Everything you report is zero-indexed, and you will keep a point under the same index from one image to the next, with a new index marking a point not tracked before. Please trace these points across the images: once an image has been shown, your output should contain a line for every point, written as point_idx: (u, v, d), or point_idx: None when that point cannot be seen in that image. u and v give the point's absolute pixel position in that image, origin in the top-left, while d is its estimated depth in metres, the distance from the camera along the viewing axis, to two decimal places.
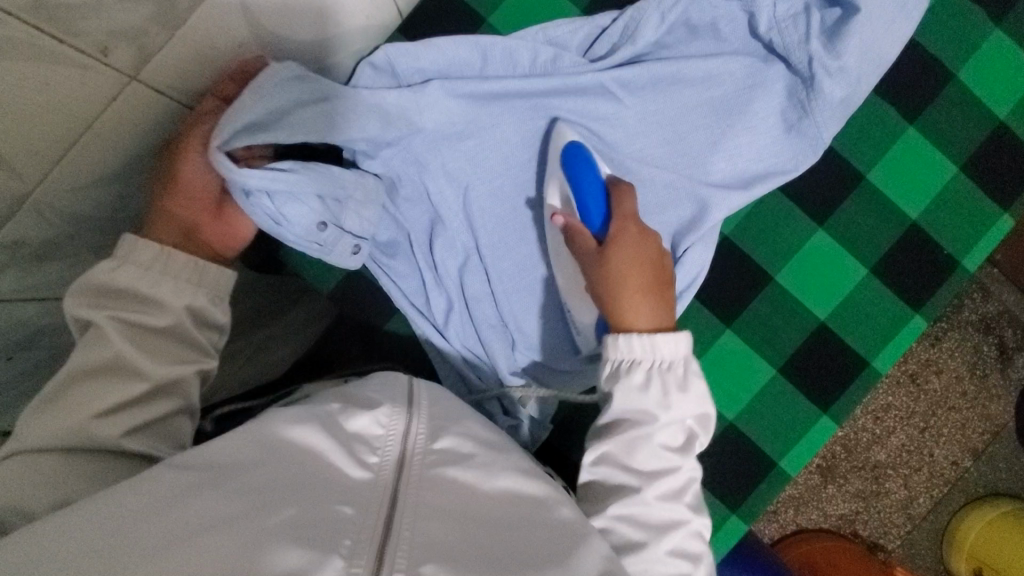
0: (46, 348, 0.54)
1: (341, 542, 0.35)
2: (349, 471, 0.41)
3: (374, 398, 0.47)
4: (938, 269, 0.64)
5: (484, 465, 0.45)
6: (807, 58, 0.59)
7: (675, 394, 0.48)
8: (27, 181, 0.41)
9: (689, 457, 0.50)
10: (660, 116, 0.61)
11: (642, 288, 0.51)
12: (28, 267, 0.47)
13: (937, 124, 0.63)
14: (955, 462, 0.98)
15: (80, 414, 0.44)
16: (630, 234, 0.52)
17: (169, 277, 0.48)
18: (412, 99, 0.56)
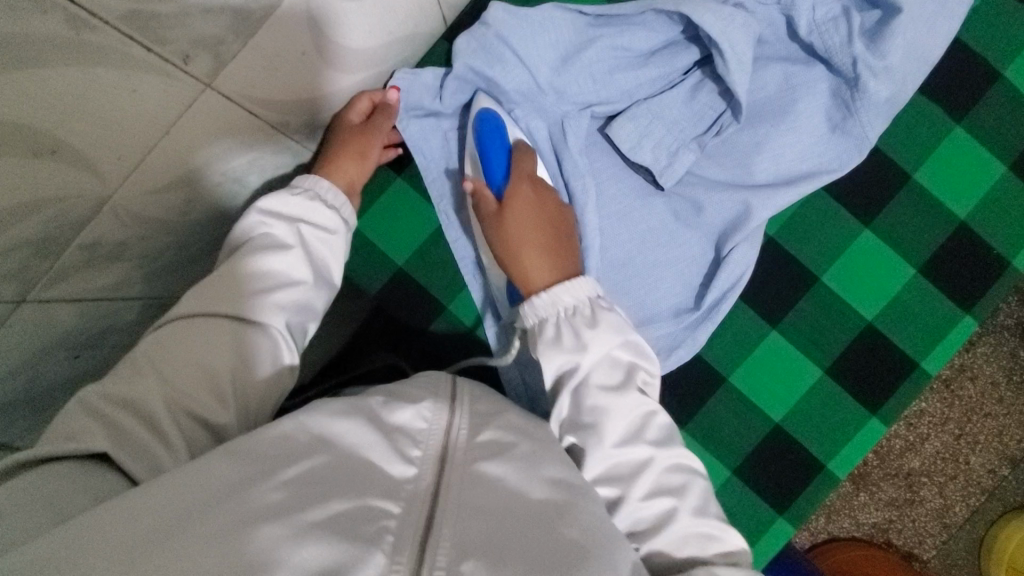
0: (107, 348, 0.58)
1: (384, 537, 0.36)
2: (393, 465, 0.41)
3: (416, 393, 0.48)
4: (988, 269, 0.63)
5: (526, 457, 0.45)
6: (851, 59, 0.59)
7: (586, 333, 0.50)
8: (108, 182, 0.42)
9: (629, 392, 0.49)
10: (699, 121, 0.62)
11: (539, 248, 0.55)
12: (99, 268, 0.49)
13: (981, 124, 0.63)
14: (992, 470, 0.96)
15: (196, 371, 0.46)
16: (524, 193, 0.56)
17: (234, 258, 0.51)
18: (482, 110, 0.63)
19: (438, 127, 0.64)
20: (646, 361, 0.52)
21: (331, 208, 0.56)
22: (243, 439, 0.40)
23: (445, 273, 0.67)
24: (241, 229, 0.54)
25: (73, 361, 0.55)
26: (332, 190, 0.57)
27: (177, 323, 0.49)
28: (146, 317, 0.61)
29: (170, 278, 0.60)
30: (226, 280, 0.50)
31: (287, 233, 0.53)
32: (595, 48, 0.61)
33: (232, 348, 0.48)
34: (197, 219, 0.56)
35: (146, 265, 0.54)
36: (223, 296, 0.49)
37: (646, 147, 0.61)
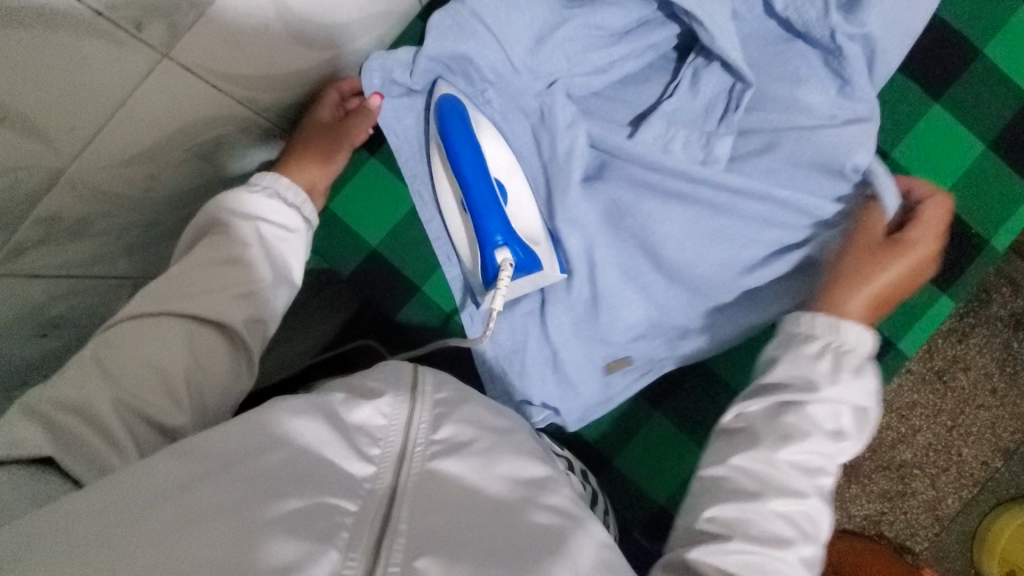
0: (77, 329, 0.58)
1: (338, 533, 0.36)
2: (350, 464, 0.40)
3: (375, 388, 0.47)
4: (967, 250, 0.63)
5: (484, 452, 0.44)
6: (829, 32, 0.55)
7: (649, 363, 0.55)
8: (64, 154, 0.42)
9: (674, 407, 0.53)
10: (673, 103, 0.61)
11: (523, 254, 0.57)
12: (61, 245, 0.49)
13: (960, 103, 0.62)
14: (984, 463, 0.95)
15: (152, 373, 0.46)
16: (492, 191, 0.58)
17: (195, 256, 0.51)
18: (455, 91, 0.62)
19: (412, 107, 0.64)
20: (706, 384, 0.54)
21: (291, 207, 0.56)
22: (192, 438, 0.39)
23: (418, 253, 0.67)
24: (200, 224, 0.53)
25: (42, 341, 0.55)
26: (294, 189, 0.57)
27: (129, 323, 0.48)
28: (116, 298, 0.61)
29: (140, 258, 0.59)
30: (183, 280, 0.50)
31: (245, 230, 0.53)
32: (568, 28, 0.59)
33: (189, 347, 0.48)
34: (164, 198, 0.55)
35: (112, 244, 0.54)
36: (178, 296, 0.49)
37: (624, 127, 0.60)
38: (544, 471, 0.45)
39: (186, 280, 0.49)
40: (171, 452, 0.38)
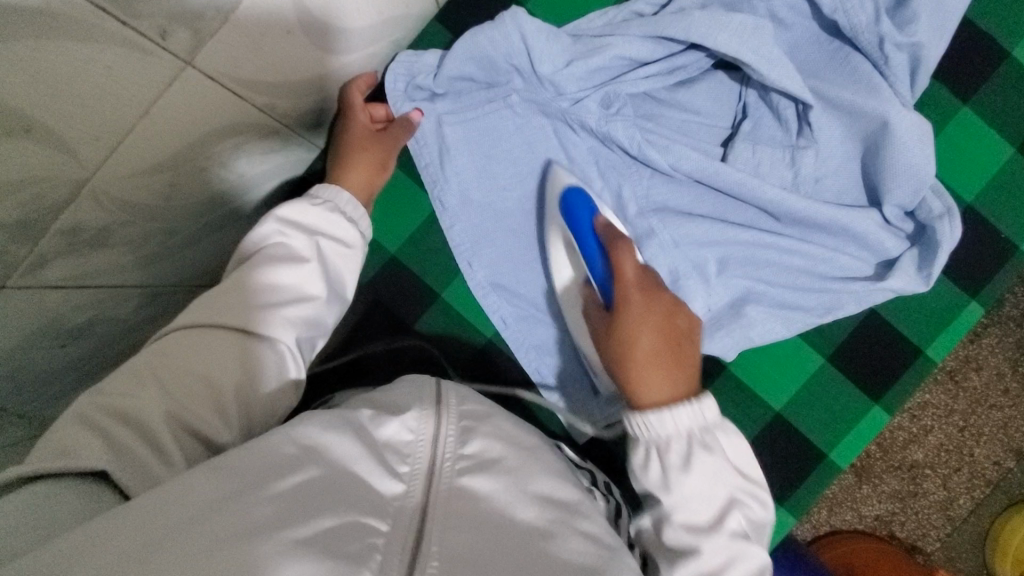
0: (93, 338, 0.57)
1: (372, 556, 0.34)
2: (380, 482, 0.40)
3: (401, 403, 0.47)
4: (993, 253, 0.62)
5: (514, 472, 0.44)
6: (877, 40, 0.56)
7: (653, 388, 0.49)
8: (86, 164, 0.41)
9: (686, 433, 0.47)
10: (699, 115, 0.62)
11: (657, 363, 0.51)
12: (83, 255, 0.48)
13: (987, 104, 0.61)
14: (997, 463, 0.95)
15: (199, 384, 0.45)
16: (635, 298, 0.52)
17: (251, 269, 0.51)
18: (483, 100, 0.62)
19: (433, 110, 0.63)
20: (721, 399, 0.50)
21: (349, 220, 0.57)
22: (226, 455, 0.38)
23: (437, 262, 0.66)
24: (256, 237, 0.53)
25: (60, 352, 0.54)
26: (353, 202, 0.57)
27: (179, 333, 0.48)
28: (132, 307, 0.60)
29: (158, 266, 0.58)
30: (231, 296, 0.49)
31: (301, 247, 0.53)
32: (602, 56, 0.57)
33: (234, 358, 0.47)
34: (184, 206, 0.54)
35: (131, 253, 0.53)
36: (229, 306, 0.49)
37: (650, 148, 0.59)
38: (574, 496, 0.45)
39: (237, 293, 0.49)
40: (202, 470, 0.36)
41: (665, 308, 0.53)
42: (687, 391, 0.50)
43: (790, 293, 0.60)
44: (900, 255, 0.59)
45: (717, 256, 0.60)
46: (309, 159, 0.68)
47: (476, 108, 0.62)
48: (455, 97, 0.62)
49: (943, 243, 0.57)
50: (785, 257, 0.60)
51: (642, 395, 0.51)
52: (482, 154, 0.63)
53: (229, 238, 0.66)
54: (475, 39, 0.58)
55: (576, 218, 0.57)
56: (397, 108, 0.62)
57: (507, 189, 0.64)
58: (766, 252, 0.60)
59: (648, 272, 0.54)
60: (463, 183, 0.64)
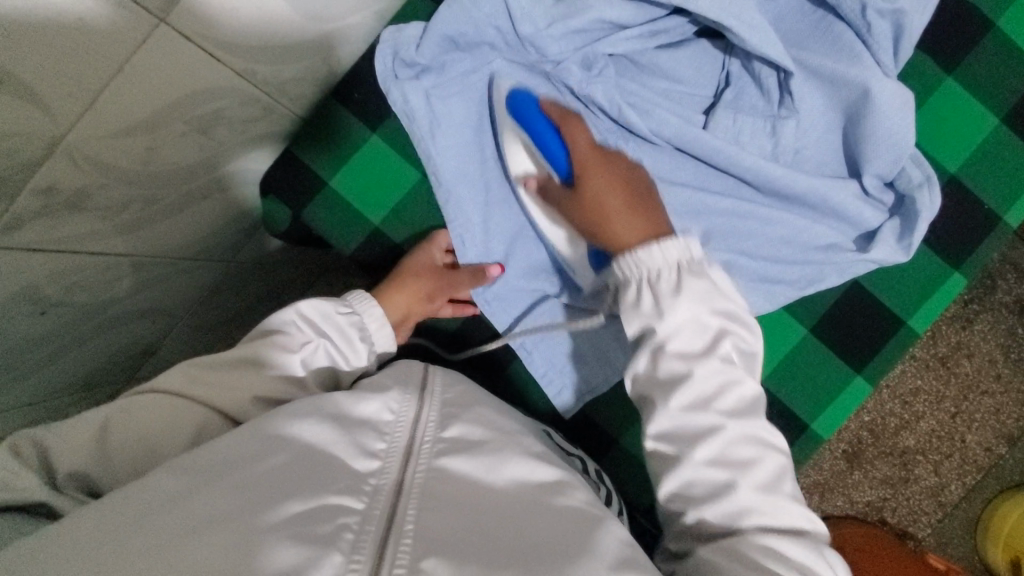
0: (74, 306, 0.57)
1: (341, 536, 0.34)
2: (355, 463, 0.40)
3: (384, 385, 0.49)
4: (978, 226, 0.61)
5: (495, 454, 0.43)
6: (859, 5, 0.56)
7: (669, 301, 0.47)
8: (61, 122, 0.41)
9: (710, 359, 0.46)
10: (682, 84, 0.61)
11: (625, 207, 0.52)
12: (60, 217, 0.48)
13: (973, 75, 0.61)
14: (989, 449, 0.95)
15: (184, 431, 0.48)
16: (595, 159, 0.54)
17: (250, 344, 0.52)
18: (466, 66, 0.61)
19: (419, 87, 0.61)
20: (742, 329, 0.48)
21: (364, 341, 0.58)
22: (193, 452, 0.39)
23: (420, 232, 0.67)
24: (269, 322, 0.55)
25: (38, 318, 0.54)
26: (378, 318, 0.59)
27: (155, 391, 0.49)
28: (115, 276, 0.60)
29: (140, 235, 0.58)
30: (224, 370, 0.50)
31: (311, 345, 0.54)
32: (582, 18, 0.58)
33: (198, 436, 0.48)
34: (163, 172, 0.54)
35: (110, 220, 0.53)
36: (205, 383, 0.50)
37: (631, 111, 0.59)
38: (554, 475, 0.43)
39: (217, 367, 0.51)
40: (171, 466, 0.37)
41: (623, 177, 0.54)
42: (663, 230, 0.51)
43: (772, 266, 0.60)
44: (881, 226, 0.59)
45: (701, 228, 0.60)
46: (292, 131, 0.68)
47: (460, 80, 0.62)
48: (439, 70, 0.61)
49: (923, 213, 0.57)
50: (767, 228, 0.60)
51: (624, 240, 0.51)
52: (466, 126, 0.63)
53: (212, 210, 0.66)
54: (459, 2, 0.58)
55: (524, 117, 0.57)
56: (382, 76, 0.61)
57: (491, 161, 0.63)
58: (750, 219, 0.60)
59: (603, 154, 0.55)
60: (447, 161, 0.63)
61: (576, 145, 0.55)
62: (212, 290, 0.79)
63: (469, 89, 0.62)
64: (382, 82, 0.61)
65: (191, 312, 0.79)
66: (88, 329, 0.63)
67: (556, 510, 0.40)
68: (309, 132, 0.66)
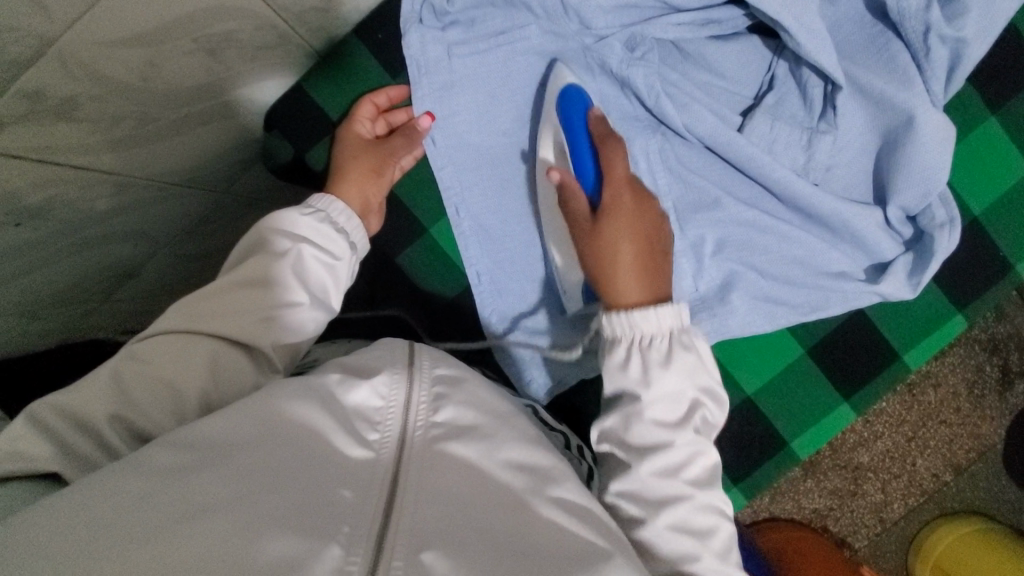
0: (51, 220, 0.53)
1: (339, 528, 0.33)
2: (349, 450, 0.39)
3: (373, 366, 0.46)
4: (988, 270, 0.60)
5: (488, 439, 0.42)
6: (923, 27, 0.53)
7: (657, 371, 0.45)
8: (55, 23, 0.36)
9: (686, 431, 0.45)
10: (723, 79, 0.58)
11: (636, 259, 0.49)
12: (46, 123, 0.43)
13: (1015, 117, 0.58)
14: (936, 475, 0.97)
15: (162, 387, 0.45)
16: (625, 202, 0.50)
17: (208, 301, 0.49)
18: (498, 25, 0.59)
19: (444, 38, 0.59)
20: (713, 403, 0.48)
21: (342, 233, 0.54)
22: (188, 428, 0.38)
23: (428, 195, 0.63)
24: (237, 261, 0.52)
25: (13, 230, 0.51)
26: (344, 212, 0.55)
27: (126, 361, 0.46)
28: (101, 192, 0.56)
29: (133, 154, 0.54)
30: (221, 296, 0.49)
31: (288, 254, 0.51)
32: None
33: (167, 411, 0.44)
34: (162, 92, 0.50)
35: (98, 134, 0.49)
36: (166, 355, 0.46)
37: (667, 102, 0.57)
38: (548, 462, 0.43)
39: (176, 342, 0.47)
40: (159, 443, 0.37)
41: (649, 233, 0.50)
42: (660, 293, 0.49)
43: (778, 287, 0.58)
44: (893, 260, 0.58)
45: (716, 236, 0.58)
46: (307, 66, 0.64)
47: (489, 39, 0.59)
48: (468, 24, 0.59)
49: (938, 253, 0.56)
50: (784, 246, 0.58)
51: (620, 294, 0.49)
52: (490, 85, 0.60)
53: (213, 136, 0.62)
54: None
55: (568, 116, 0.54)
56: (405, 14, 0.58)
57: (506, 135, 0.60)
58: (761, 230, 0.58)
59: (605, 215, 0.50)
60: (455, 121, 0.60)
61: (613, 169, 0.51)
62: (199, 223, 0.75)
63: (498, 48, 0.59)
64: (403, 22, 0.59)
65: (177, 241, 0.75)
66: (64, 246, 0.59)
67: (551, 500, 0.40)
68: (324, 72, 0.63)
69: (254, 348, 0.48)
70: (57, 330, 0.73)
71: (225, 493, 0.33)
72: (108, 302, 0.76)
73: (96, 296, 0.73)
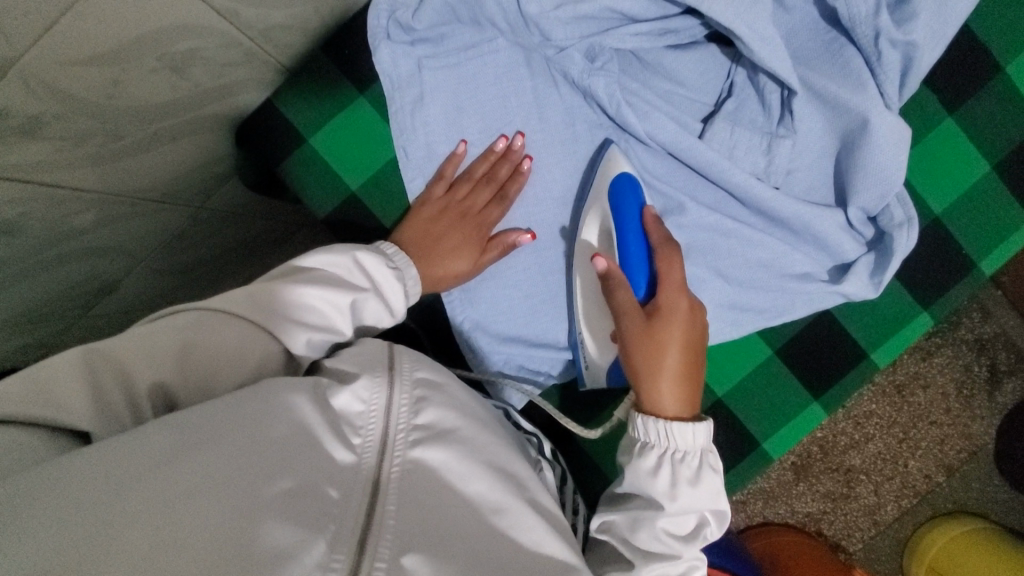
0: (26, 238, 0.54)
1: (328, 525, 0.34)
2: (335, 452, 0.38)
3: (352, 370, 0.45)
4: (954, 269, 0.61)
5: (466, 440, 0.43)
6: (873, 32, 0.54)
7: (684, 488, 0.44)
8: (15, 46, 0.37)
9: (694, 545, 0.44)
10: (683, 87, 0.60)
11: (679, 371, 0.48)
12: (12, 142, 0.44)
13: (974, 118, 0.59)
14: (928, 476, 0.97)
15: (194, 369, 0.42)
16: (682, 310, 0.50)
17: (269, 299, 0.47)
18: (466, 40, 0.60)
19: (412, 53, 0.60)
20: (717, 525, 0.47)
21: (407, 294, 0.54)
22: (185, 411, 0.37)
23: (397, 204, 0.64)
24: (301, 272, 0.49)
25: None
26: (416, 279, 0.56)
27: (169, 331, 0.43)
28: (74, 209, 0.57)
29: (106, 171, 0.55)
30: (288, 302, 0.47)
31: (362, 295, 0.50)
32: (591, 4, 0.56)
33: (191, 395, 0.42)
34: (132, 108, 0.51)
35: (70, 152, 0.50)
36: (214, 336, 0.44)
37: (628, 110, 0.58)
38: (524, 470, 0.45)
39: (220, 324, 0.44)
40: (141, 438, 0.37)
41: (700, 336, 0.50)
42: (692, 408, 0.49)
43: (743, 291, 0.59)
44: (856, 260, 0.58)
45: (682, 241, 0.59)
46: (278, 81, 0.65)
47: (458, 53, 0.60)
48: (436, 40, 0.60)
49: (896, 253, 0.56)
50: (748, 249, 0.59)
51: (659, 399, 0.48)
52: (456, 99, 0.61)
53: (187, 150, 0.63)
54: None
55: (622, 217, 0.54)
56: (372, 28, 0.60)
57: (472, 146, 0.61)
58: (729, 234, 0.59)
59: (659, 328, 0.49)
60: (423, 138, 0.62)
61: (671, 273, 0.51)
62: (179, 236, 0.76)
63: (465, 63, 0.60)
64: (370, 35, 0.60)
65: (156, 255, 0.76)
66: (41, 263, 0.60)
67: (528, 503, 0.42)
68: (292, 85, 0.64)
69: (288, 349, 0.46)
70: (38, 343, 0.74)
71: (208, 476, 0.32)
72: (89, 317, 0.77)
73: (77, 311, 0.73)
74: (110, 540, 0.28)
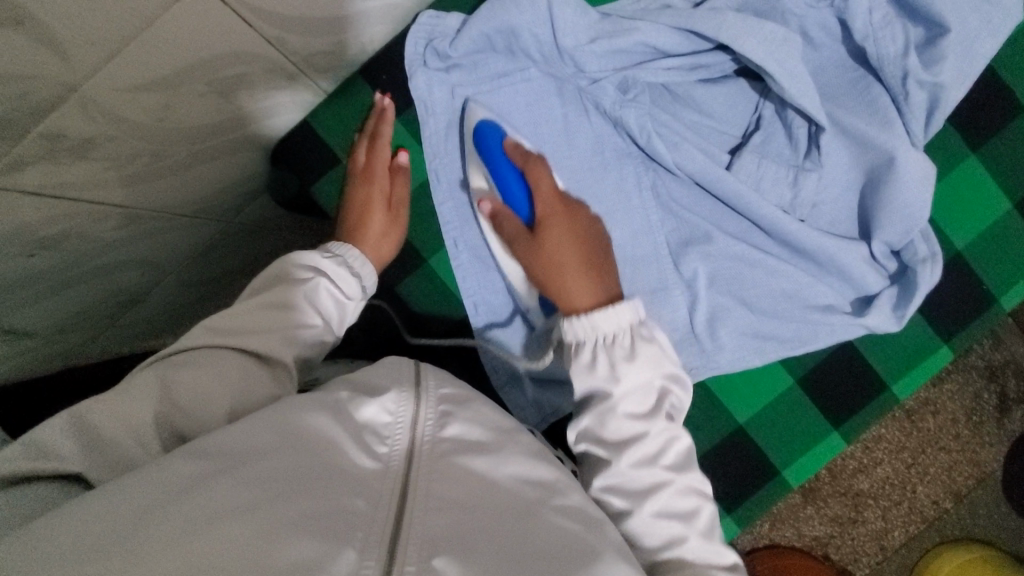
0: (63, 251, 0.56)
1: (353, 535, 0.34)
2: (360, 461, 0.39)
3: (378, 383, 0.46)
4: (973, 301, 0.62)
5: (494, 452, 0.43)
6: (901, 72, 0.55)
7: (623, 366, 0.46)
8: (78, 73, 0.38)
9: (658, 419, 0.46)
10: (711, 118, 0.61)
11: (579, 269, 0.51)
12: (63, 162, 0.45)
13: (995, 154, 0.61)
14: (936, 503, 0.97)
15: (196, 399, 0.45)
16: (554, 215, 0.53)
17: (231, 317, 0.50)
18: (497, 68, 0.61)
19: (446, 81, 0.62)
20: (681, 388, 0.48)
21: (358, 278, 0.57)
22: (205, 437, 0.38)
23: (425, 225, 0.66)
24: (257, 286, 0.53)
25: (26, 261, 0.53)
26: (360, 258, 0.58)
27: (153, 375, 0.45)
28: (110, 224, 0.58)
29: (143, 189, 0.57)
30: (246, 315, 0.50)
31: (310, 284, 0.53)
32: (626, 39, 0.57)
33: (198, 421, 0.44)
34: (177, 128, 0.52)
35: (115, 170, 0.51)
36: (198, 366, 0.46)
37: (658, 141, 0.59)
38: (552, 474, 0.44)
39: (204, 356, 0.47)
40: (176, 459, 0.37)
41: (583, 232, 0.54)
42: (613, 292, 0.50)
43: (766, 318, 0.60)
44: (879, 293, 0.59)
45: (706, 270, 0.60)
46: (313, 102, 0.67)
47: (491, 81, 0.62)
48: (470, 68, 0.62)
49: (921, 285, 0.57)
50: (771, 278, 0.60)
51: (573, 300, 0.51)
52: None
53: (222, 168, 0.64)
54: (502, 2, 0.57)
55: (488, 150, 0.58)
56: (409, 54, 0.61)
57: None
58: (750, 261, 0.60)
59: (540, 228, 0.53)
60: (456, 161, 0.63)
61: (538, 193, 0.54)
62: (205, 248, 0.77)
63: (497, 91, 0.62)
64: (408, 60, 0.61)
65: (182, 267, 0.77)
66: (74, 275, 0.61)
67: (556, 509, 0.41)
68: (326, 108, 0.66)
69: (272, 362, 0.49)
70: (63, 352, 0.74)
71: (244, 501, 0.33)
72: (114, 326, 0.78)
73: (103, 321, 0.74)
74: (163, 565, 0.29)
